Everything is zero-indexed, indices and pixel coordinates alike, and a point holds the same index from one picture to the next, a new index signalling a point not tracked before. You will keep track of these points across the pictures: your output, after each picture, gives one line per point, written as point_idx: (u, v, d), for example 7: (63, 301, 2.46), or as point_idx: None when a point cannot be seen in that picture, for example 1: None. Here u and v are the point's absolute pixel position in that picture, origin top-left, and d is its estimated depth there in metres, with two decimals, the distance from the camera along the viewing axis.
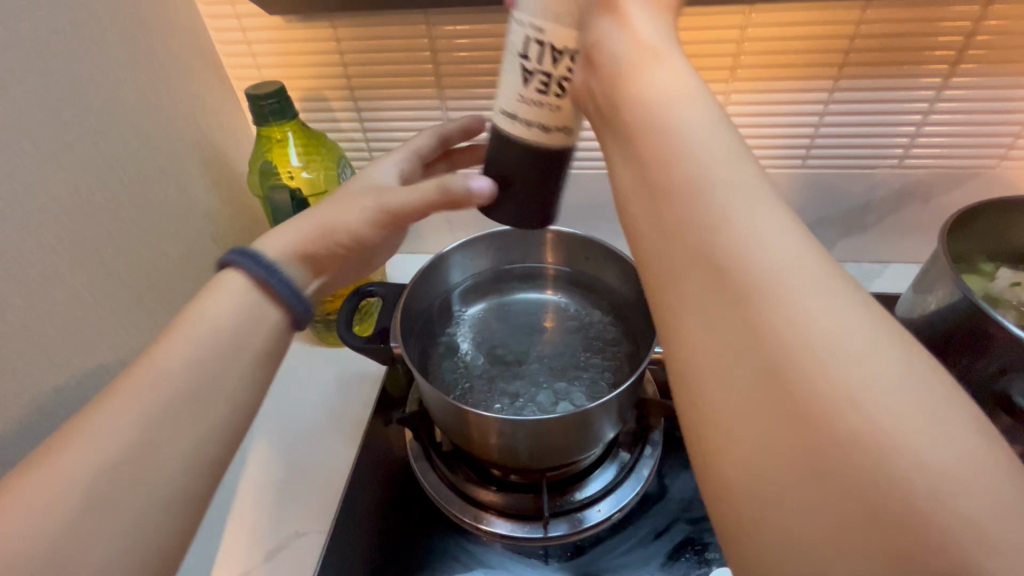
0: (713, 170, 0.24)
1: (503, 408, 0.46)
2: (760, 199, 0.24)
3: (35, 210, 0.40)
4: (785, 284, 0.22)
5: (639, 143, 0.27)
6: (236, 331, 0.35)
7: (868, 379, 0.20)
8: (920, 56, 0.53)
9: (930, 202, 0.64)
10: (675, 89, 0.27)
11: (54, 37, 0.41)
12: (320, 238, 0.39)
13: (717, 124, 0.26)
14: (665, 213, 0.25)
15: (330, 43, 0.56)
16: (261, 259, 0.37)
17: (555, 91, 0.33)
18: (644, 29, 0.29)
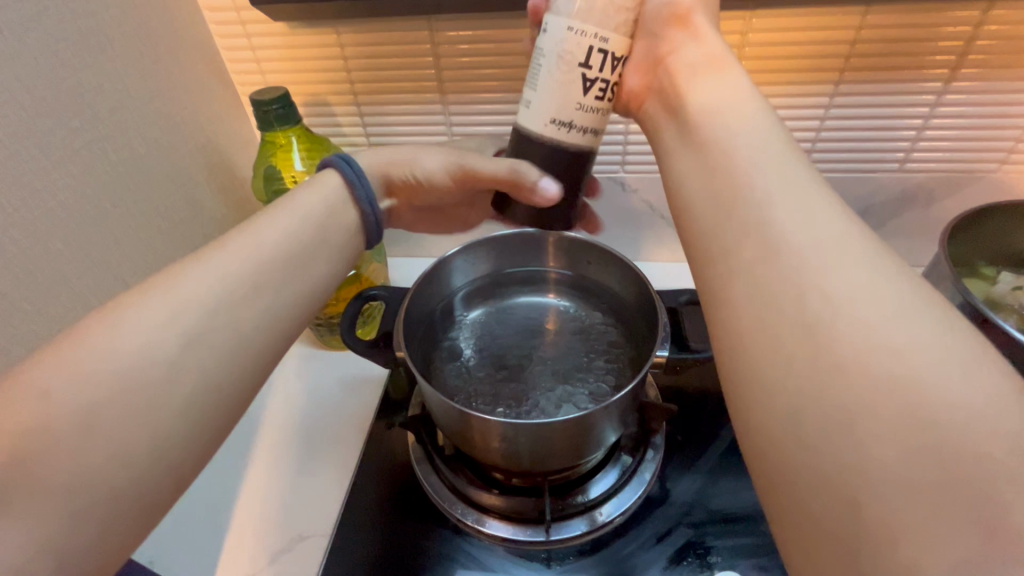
0: (755, 148, 0.28)
1: (508, 412, 0.47)
2: (796, 174, 0.27)
3: (43, 215, 0.41)
4: (828, 247, 0.25)
5: (704, 134, 0.31)
6: (311, 232, 0.39)
7: (894, 323, 0.22)
8: (920, 61, 0.53)
9: (931, 207, 0.64)
10: (732, 90, 0.32)
11: (63, 45, 0.42)
12: (401, 167, 0.46)
13: (765, 115, 0.30)
14: (725, 192, 0.28)
15: (334, 49, 0.57)
16: (352, 164, 0.43)
17: (609, 97, 0.36)
18: (714, 46, 0.36)
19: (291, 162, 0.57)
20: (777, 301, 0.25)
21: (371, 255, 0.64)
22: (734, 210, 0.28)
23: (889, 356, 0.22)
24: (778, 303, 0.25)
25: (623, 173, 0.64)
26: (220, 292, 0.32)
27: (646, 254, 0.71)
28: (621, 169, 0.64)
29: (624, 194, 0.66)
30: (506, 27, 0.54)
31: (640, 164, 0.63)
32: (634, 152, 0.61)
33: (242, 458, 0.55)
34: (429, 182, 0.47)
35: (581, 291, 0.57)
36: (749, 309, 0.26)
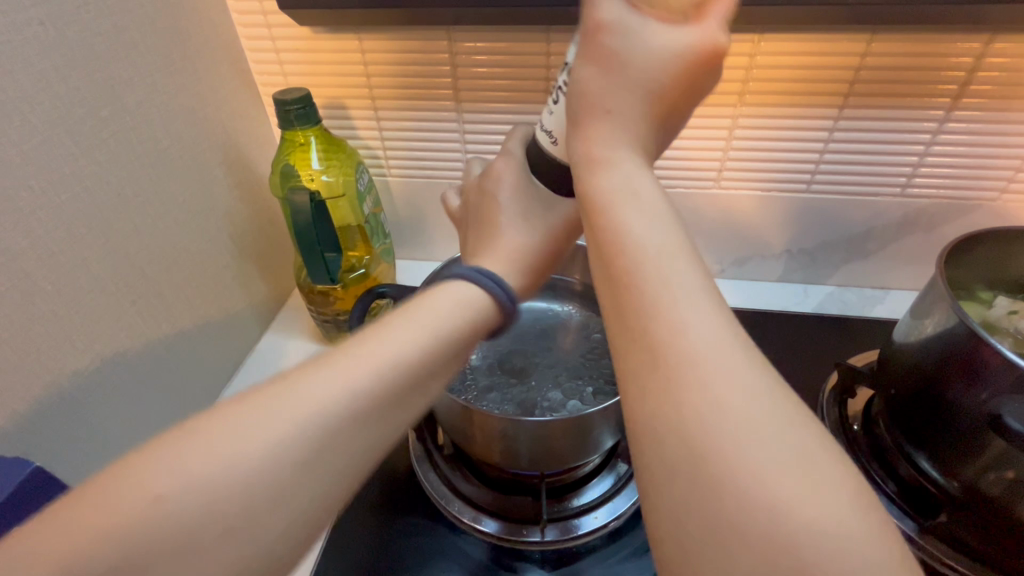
0: (650, 254, 0.27)
1: (514, 411, 0.47)
2: (685, 283, 0.26)
3: (69, 198, 0.42)
4: (704, 350, 0.24)
5: (595, 230, 0.28)
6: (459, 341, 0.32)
7: (749, 415, 0.24)
8: (923, 88, 0.54)
9: (931, 231, 0.65)
10: (621, 195, 0.28)
11: (100, 38, 0.44)
12: (527, 255, 0.37)
13: (658, 224, 0.28)
14: (614, 294, 0.27)
15: (355, 54, 0.59)
16: (493, 277, 0.35)
17: (553, 99, 0.35)
18: (608, 142, 0.30)
19: (309, 161, 0.59)
20: (658, 394, 0.25)
21: (379, 255, 0.67)
22: (630, 314, 0.26)
23: (744, 443, 0.23)
24: (661, 397, 0.24)
25: None
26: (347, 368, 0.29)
27: None
28: None
29: None
30: (520, 41, 0.56)
31: None
32: None
33: None
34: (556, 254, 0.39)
35: (583, 298, 0.59)
36: (637, 398, 0.25)
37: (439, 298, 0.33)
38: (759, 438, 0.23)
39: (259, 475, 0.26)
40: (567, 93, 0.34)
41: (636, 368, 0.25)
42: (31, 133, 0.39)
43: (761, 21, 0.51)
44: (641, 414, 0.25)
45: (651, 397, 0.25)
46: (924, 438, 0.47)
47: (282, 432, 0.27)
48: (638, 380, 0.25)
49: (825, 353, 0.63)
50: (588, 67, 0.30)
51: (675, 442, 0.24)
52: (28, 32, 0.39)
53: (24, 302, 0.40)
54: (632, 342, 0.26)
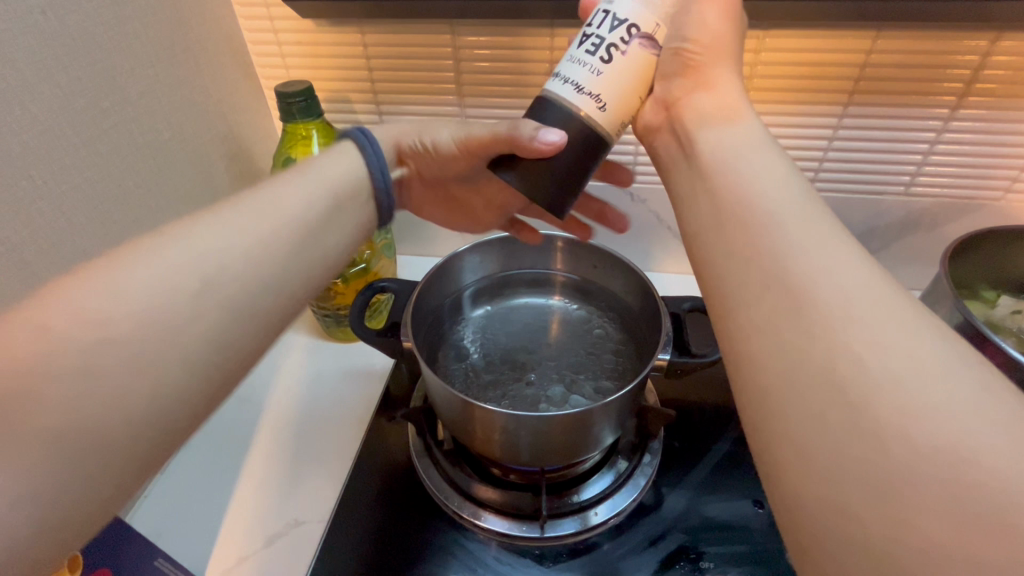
0: (777, 197, 0.28)
1: (518, 407, 0.47)
2: (816, 223, 0.27)
3: (69, 189, 0.42)
4: (849, 289, 0.25)
5: (717, 175, 0.31)
6: (341, 190, 0.39)
7: (914, 355, 0.23)
8: (928, 87, 0.54)
9: (934, 231, 0.65)
10: (746, 138, 0.32)
11: (102, 28, 0.44)
12: (414, 134, 0.46)
13: (779, 163, 0.30)
14: (742, 237, 0.28)
15: (358, 47, 0.59)
16: (369, 135, 0.43)
17: (602, 56, 0.35)
18: (727, 95, 0.35)
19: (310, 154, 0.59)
20: (798, 340, 0.24)
21: (381, 250, 0.65)
22: (756, 257, 0.27)
23: (911, 381, 0.22)
24: (798, 340, 0.24)
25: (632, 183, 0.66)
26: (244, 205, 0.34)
27: (652, 266, 0.72)
28: None
29: (632, 204, 0.67)
30: (524, 36, 0.56)
31: (650, 175, 0.64)
32: (644, 161, 0.63)
33: (243, 441, 0.55)
34: (435, 151, 0.45)
35: (585, 295, 0.58)
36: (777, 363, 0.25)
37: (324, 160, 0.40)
38: (927, 377, 0.22)
39: (189, 291, 0.29)
40: (626, 48, 0.35)
41: (768, 315, 0.26)
42: (31, 123, 0.39)
43: (766, 16, 0.50)
44: None
45: (788, 349, 0.25)
46: None
47: (208, 259, 0.31)
48: (765, 334, 0.26)
49: None
50: (712, 21, 0.36)
51: (814, 391, 0.24)
52: (29, 20, 0.39)
53: (22, 292, 0.40)
54: (765, 287, 0.26)
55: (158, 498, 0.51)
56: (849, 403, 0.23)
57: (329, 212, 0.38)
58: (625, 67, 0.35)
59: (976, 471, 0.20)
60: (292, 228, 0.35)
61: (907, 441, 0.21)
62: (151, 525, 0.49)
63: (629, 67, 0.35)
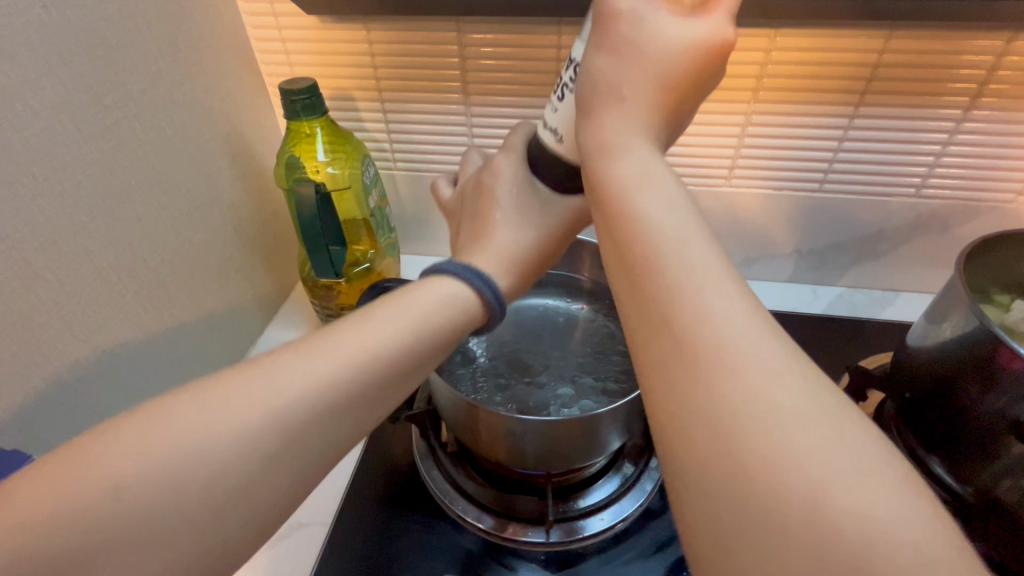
0: (659, 245, 0.26)
1: (525, 410, 0.47)
2: (696, 276, 0.25)
3: (71, 186, 0.42)
4: (730, 338, 0.24)
5: (610, 218, 0.28)
6: (443, 334, 0.33)
7: (783, 402, 0.22)
8: (942, 87, 0.53)
9: (944, 234, 0.64)
10: (633, 181, 0.28)
11: (105, 23, 0.43)
12: (523, 262, 0.38)
13: (672, 211, 0.27)
14: (630, 282, 0.26)
15: (363, 45, 0.58)
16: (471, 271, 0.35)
17: (558, 96, 0.36)
18: (617, 133, 0.29)
19: (315, 153, 0.58)
20: (691, 382, 0.23)
21: (384, 249, 0.66)
22: (646, 302, 0.25)
23: (778, 427, 0.22)
24: (688, 384, 0.24)
25: None
26: (330, 354, 0.29)
27: None
28: None
29: None
30: (530, 34, 0.55)
31: None
32: None
33: None
34: (547, 257, 0.40)
35: (593, 296, 0.57)
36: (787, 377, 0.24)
37: (424, 295, 0.33)
38: (790, 424, 0.22)
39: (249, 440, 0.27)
40: (574, 86, 0.34)
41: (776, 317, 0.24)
42: (32, 119, 0.39)
43: (778, 15, 0.50)
44: (673, 421, 0.24)
45: (702, 372, 0.23)
46: (938, 440, 0.46)
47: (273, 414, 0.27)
48: (674, 364, 0.24)
49: (834, 357, 0.63)
50: (605, 61, 0.30)
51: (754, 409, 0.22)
52: (31, 15, 0.38)
53: (23, 290, 0.39)
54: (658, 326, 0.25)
55: None
56: (732, 446, 0.22)
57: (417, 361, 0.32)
58: (577, 104, 0.35)
59: (833, 513, 0.20)
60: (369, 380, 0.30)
61: (779, 481, 0.21)
62: None
63: (578, 103, 0.34)
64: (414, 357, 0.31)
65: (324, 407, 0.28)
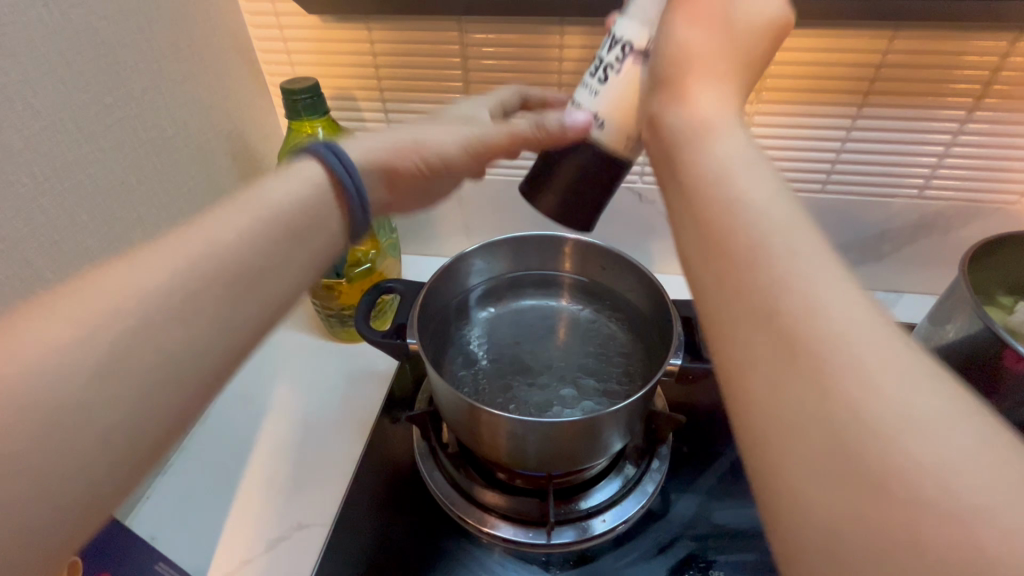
0: (761, 230, 0.24)
1: (526, 412, 0.47)
2: (807, 262, 0.23)
3: (71, 185, 0.42)
4: (845, 329, 0.21)
5: (696, 205, 0.27)
6: (302, 220, 0.33)
7: (919, 403, 0.20)
8: (946, 88, 0.53)
9: (947, 235, 0.64)
10: (732, 159, 0.27)
11: (106, 23, 0.43)
12: (407, 152, 0.38)
13: (772, 194, 0.26)
14: (725, 272, 0.24)
15: (365, 45, 0.58)
16: (340, 152, 0.35)
17: (599, 77, 0.38)
18: (709, 106, 0.30)
19: None
20: (801, 384, 0.21)
21: (385, 249, 0.65)
22: (742, 292, 0.23)
23: (915, 431, 0.19)
24: (764, 397, 0.22)
25: (640, 185, 0.65)
26: (177, 242, 0.29)
27: (659, 267, 0.71)
28: (639, 179, 0.64)
29: (640, 205, 0.67)
30: (533, 33, 0.55)
31: None
32: None
33: (245, 443, 0.55)
34: (445, 165, 0.40)
35: (594, 298, 0.57)
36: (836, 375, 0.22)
37: (280, 182, 0.33)
38: (933, 430, 0.19)
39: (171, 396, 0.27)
40: (619, 68, 0.37)
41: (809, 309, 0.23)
42: (33, 119, 0.39)
43: None
44: None
45: None
46: None
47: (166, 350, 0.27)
48: (760, 373, 0.22)
49: None
50: (694, 33, 0.32)
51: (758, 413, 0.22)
52: (31, 15, 0.38)
53: (23, 290, 0.39)
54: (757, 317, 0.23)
55: (161, 498, 0.51)
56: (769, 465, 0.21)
57: (280, 249, 0.32)
58: (623, 84, 0.37)
59: None
60: (223, 266, 0.29)
61: (918, 497, 0.18)
62: (153, 526, 0.49)
63: (624, 83, 0.37)
64: (267, 241, 0.31)
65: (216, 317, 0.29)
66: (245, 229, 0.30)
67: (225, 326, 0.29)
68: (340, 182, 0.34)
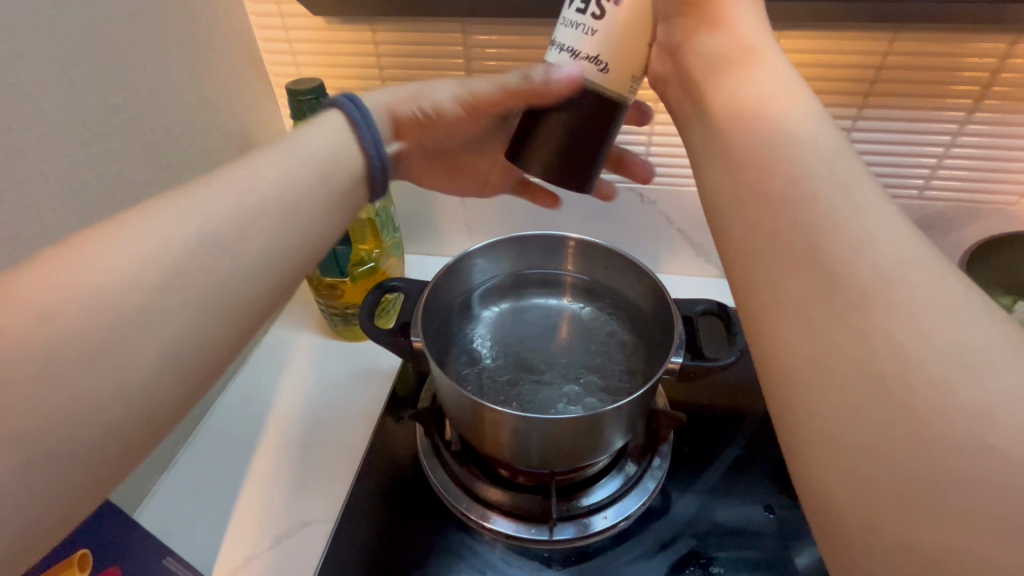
0: (807, 145, 0.26)
1: (529, 410, 0.47)
2: (855, 179, 0.25)
3: (80, 184, 0.42)
4: (894, 271, 0.22)
5: (739, 159, 0.28)
6: (328, 162, 0.36)
7: (968, 343, 0.21)
8: (946, 89, 0.53)
9: (948, 235, 0.64)
10: (776, 84, 0.29)
11: (115, 24, 0.44)
12: (407, 100, 0.43)
13: (815, 115, 0.27)
14: (769, 191, 0.26)
15: (369, 45, 0.58)
16: (357, 102, 0.39)
17: (593, 12, 0.34)
18: (745, 35, 0.32)
19: None
20: (852, 339, 0.22)
21: (389, 249, 0.65)
22: (792, 213, 0.25)
23: (962, 373, 0.20)
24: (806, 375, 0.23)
25: (643, 184, 0.65)
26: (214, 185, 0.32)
27: (661, 266, 0.72)
28: (641, 179, 0.65)
29: (641, 205, 0.67)
30: (536, 34, 0.55)
31: (661, 175, 0.64)
32: (655, 163, 0.63)
33: (250, 440, 0.55)
34: (440, 113, 0.45)
35: (596, 297, 0.58)
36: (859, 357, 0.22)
37: (312, 130, 0.37)
38: (980, 372, 0.20)
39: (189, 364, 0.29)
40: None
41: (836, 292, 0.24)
42: (44, 119, 0.39)
43: (782, 17, 0.50)
44: None
45: None
46: None
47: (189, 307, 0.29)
48: None
49: None
50: None
51: None
52: (43, 17, 0.38)
53: None
54: (798, 267, 0.24)
55: (167, 494, 0.52)
56: None
57: (309, 193, 0.35)
58: (622, 19, 0.34)
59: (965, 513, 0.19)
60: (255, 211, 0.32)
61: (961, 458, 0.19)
62: (160, 522, 0.50)
63: (624, 17, 0.34)
64: (298, 185, 0.35)
65: (235, 267, 0.31)
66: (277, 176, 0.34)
67: (250, 281, 0.32)
68: (355, 124, 0.39)
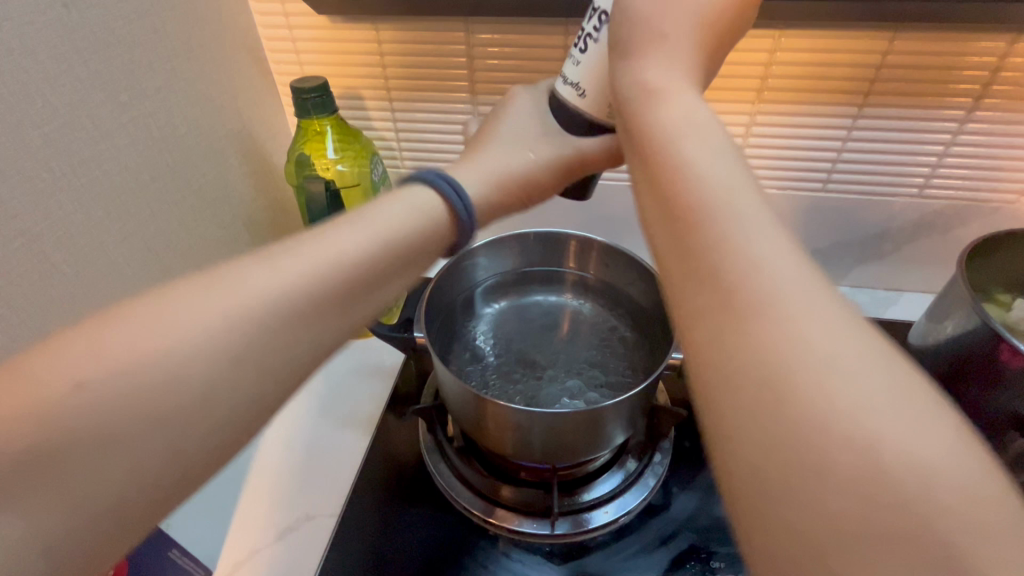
0: (710, 187, 0.24)
1: (530, 405, 0.47)
2: (755, 224, 0.23)
3: (87, 181, 0.43)
4: (779, 293, 0.22)
5: (651, 170, 0.26)
6: (409, 245, 0.31)
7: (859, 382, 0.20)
8: (946, 88, 0.54)
9: (947, 234, 0.64)
10: (687, 123, 0.27)
11: (122, 22, 0.44)
12: (508, 181, 0.40)
13: (722, 156, 0.26)
14: (673, 224, 0.24)
15: (373, 44, 0.59)
16: (446, 180, 0.34)
17: (580, 49, 0.38)
18: (664, 71, 0.30)
19: (324, 150, 0.59)
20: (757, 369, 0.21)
21: None
22: (699, 253, 0.23)
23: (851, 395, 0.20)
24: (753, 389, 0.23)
25: None
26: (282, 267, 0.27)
27: None
28: None
29: None
30: (539, 33, 0.56)
31: None
32: None
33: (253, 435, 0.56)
34: (541, 186, 0.42)
35: (598, 295, 0.58)
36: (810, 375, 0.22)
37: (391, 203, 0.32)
38: (852, 374, 0.20)
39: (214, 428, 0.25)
40: (597, 37, 0.37)
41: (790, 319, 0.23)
42: (52, 116, 0.40)
43: (783, 16, 0.50)
44: None
45: None
46: None
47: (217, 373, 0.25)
48: None
49: None
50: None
51: None
52: (51, 14, 0.39)
53: (40, 283, 0.40)
54: (702, 287, 0.23)
55: None
56: None
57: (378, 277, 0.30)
58: (602, 53, 0.37)
59: None
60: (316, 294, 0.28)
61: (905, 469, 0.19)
62: None
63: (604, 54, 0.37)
64: (373, 270, 0.30)
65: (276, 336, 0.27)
66: (354, 258, 0.29)
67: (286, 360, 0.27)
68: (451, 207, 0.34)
